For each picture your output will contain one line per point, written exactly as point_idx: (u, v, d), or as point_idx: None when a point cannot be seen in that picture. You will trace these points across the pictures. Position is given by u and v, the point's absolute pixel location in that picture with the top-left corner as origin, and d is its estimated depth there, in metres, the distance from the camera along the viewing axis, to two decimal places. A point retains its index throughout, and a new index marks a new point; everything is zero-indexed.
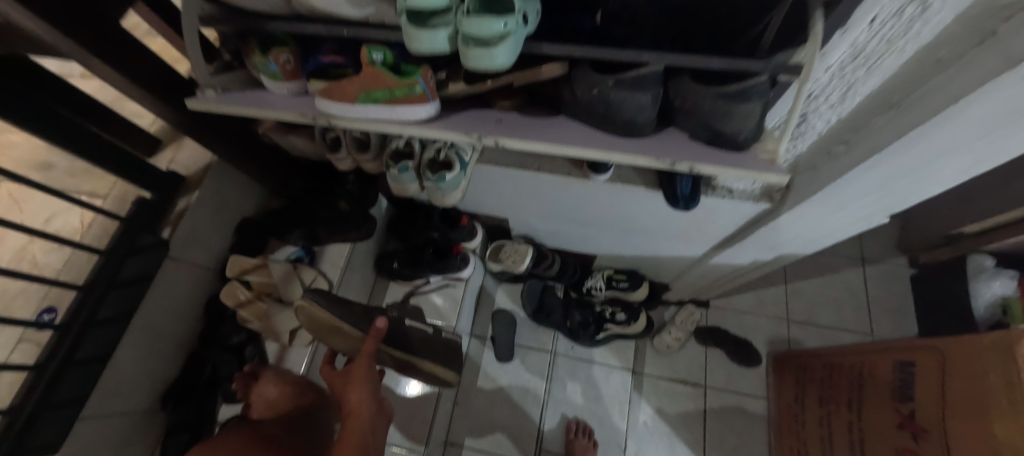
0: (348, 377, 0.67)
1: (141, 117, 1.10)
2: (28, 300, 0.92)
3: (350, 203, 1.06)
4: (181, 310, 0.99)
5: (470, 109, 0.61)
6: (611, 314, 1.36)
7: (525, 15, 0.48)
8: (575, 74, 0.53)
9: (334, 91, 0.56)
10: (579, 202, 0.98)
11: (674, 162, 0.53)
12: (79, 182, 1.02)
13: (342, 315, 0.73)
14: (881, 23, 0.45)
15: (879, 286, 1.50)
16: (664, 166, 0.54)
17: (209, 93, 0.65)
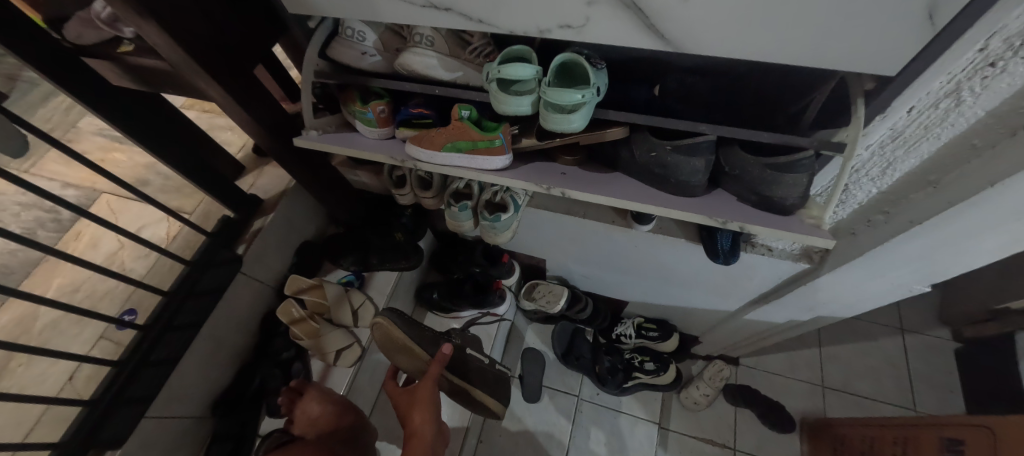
0: (412, 397, 0.72)
1: (230, 145, 1.24)
2: (113, 301, 1.02)
3: (405, 234, 1.16)
4: (243, 322, 1.06)
5: (536, 162, 0.69)
6: (640, 363, 1.37)
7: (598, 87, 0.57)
8: (635, 137, 0.61)
9: (423, 140, 0.65)
10: (619, 249, 1.03)
11: (725, 221, 0.58)
12: (170, 198, 1.15)
13: (413, 336, 0.79)
14: (918, 112, 0.51)
15: (920, 359, 1.45)
16: (715, 224, 0.60)
17: (311, 134, 0.75)
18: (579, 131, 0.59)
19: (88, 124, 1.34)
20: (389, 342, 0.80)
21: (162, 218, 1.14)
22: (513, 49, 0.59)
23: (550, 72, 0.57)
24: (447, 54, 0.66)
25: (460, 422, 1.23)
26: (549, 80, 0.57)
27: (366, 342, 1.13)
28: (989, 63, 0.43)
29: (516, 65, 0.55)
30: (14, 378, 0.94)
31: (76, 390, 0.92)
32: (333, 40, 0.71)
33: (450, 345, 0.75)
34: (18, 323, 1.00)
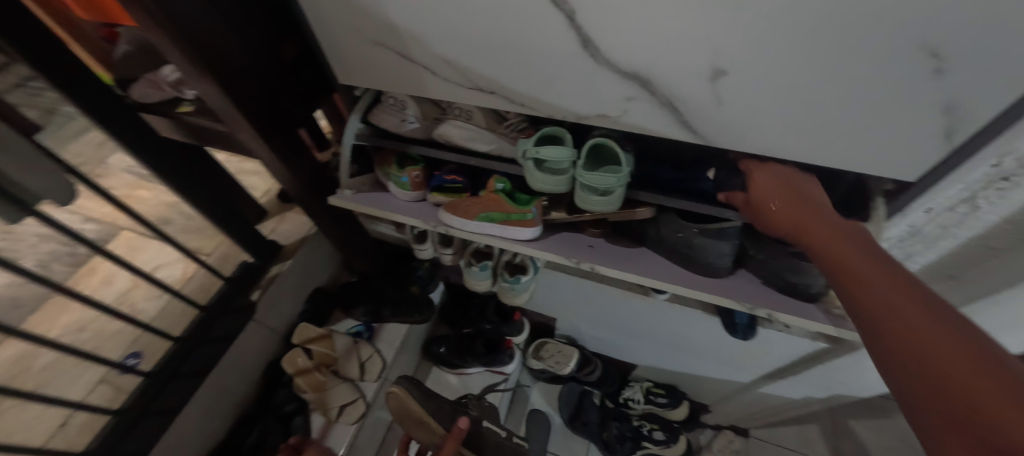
0: None
1: (255, 189, 1.27)
2: (119, 342, 0.99)
3: (419, 288, 1.17)
4: (248, 370, 1.04)
5: (564, 232, 0.71)
6: (649, 431, 1.33)
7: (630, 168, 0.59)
8: (662, 217, 0.64)
9: (458, 208, 0.68)
10: (634, 314, 1.03)
11: (752, 307, 0.60)
12: (190, 239, 1.17)
13: (429, 409, 0.85)
14: (936, 213, 0.54)
15: None
16: (742, 308, 0.61)
17: (346, 192, 0.80)
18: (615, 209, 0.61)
19: (117, 160, 1.37)
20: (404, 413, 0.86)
21: (179, 258, 1.14)
22: (547, 130, 0.63)
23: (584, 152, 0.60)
24: (486, 127, 0.69)
25: None
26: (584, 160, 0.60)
27: (371, 398, 1.07)
28: (1002, 178, 0.46)
29: (553, 148, 0.58)
30: (5, 421, 0.90)
31: (67, 437, 0.88)
32: (376, 107, 0.75)
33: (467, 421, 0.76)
34: (18, 361, 0.97)
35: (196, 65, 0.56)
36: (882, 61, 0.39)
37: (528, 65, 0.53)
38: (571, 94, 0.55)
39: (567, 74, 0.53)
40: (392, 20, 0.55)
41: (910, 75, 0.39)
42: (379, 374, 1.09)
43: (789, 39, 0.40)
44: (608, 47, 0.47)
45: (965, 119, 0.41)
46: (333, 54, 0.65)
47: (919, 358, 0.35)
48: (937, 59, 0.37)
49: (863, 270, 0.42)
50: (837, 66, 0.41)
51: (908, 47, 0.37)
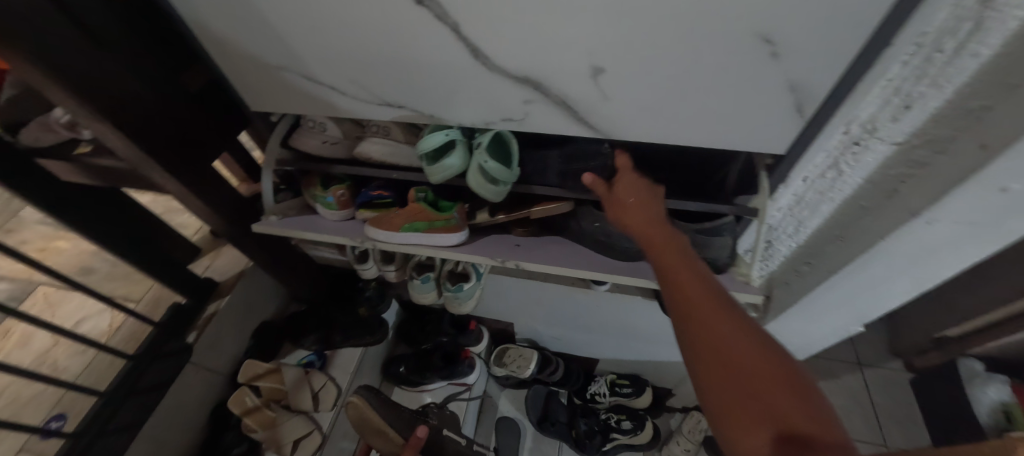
0: None
1: (186, 227, 1.22)
2: (39, 406, 0.91)
3: (367, 309, 1.14)
4: (189, 417, 0.98)
5: (492, 235, 0.73)
6: (617, 422, 1.36)
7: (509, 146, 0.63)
8: (580, 210, 0.67)
9: (383, 221, 0.69)
10: (583, 309, 1.05)
11: None
12: (117, 287, 1.10)
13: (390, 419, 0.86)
14: (810, 181, 0.63)
15: (881, 392, 1.37)
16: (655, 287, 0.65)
17: (272, 218, 0.78)
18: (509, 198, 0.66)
19: (30, 212, 1.27)
20: (364, 424, 0.86)
21: (105, 308, 1.07)
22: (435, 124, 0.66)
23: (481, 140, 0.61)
24: (404, 141, 0.71)
25: None
26: (481, 147, 0.61)
27: (327, 429, 1.04)
28: (856, 142, 0.54)
29: (432, 136, 0.61)
30: None
31: None
32: (296, 131, 0.75)
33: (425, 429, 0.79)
34: None
35: (82, 104, 0.54)
36: (729, 51, 0.44)
37: (426, 75, 0.55)
38: (475, 101, 0.57)
39: (464, 83, 0.55)
40: (290, 44, 0.56)
41: (755, 60, 0.44)
42: (334, 403, 1.07)
43: (648, 32, 0.44)
44: (496, 54, 0.50)
45: (808, 93, 0.46)
46: (238, 81, 0.65)
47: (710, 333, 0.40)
48: (770, 44, 0.42)
49: (701, 304, 0.43)
50: (694, 56, 0.45)
51: (748, 35, 0.42)
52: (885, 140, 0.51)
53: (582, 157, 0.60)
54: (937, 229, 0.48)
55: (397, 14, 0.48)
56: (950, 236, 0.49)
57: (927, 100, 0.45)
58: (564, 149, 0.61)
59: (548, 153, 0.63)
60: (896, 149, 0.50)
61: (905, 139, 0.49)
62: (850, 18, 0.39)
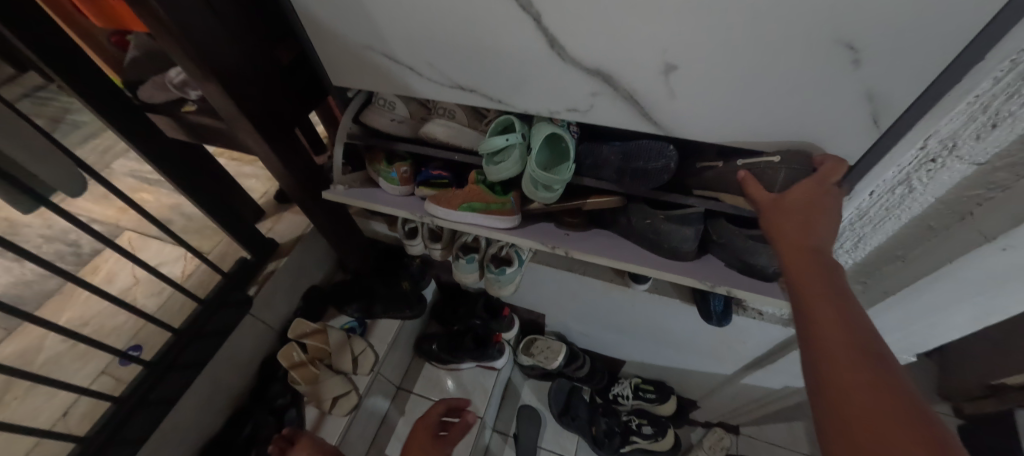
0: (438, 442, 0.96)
1: (253, 191, 1.31)
2: (121, 335, 1.02)
3: (411, 283, 1.22)
4: (244, 362, 1.07)
5: (541, 222, 0.75)
6: (637, 426, 1.37)
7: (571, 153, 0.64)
8: (631, 205, 0.68)
9: (442, 200, 0.73)
10: (619, 308, 1.05)
11: (713, 285, 0.65)
12: (192, 238, 1.20)
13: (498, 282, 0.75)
14: (878, 196, 0.58)
15: None
16: (703, 287, 0.67)
17: (339, 188, 0.85)
18: (559, 198, 0.68)
19: (120, 163, 1.40)
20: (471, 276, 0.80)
21: (180, 256, 1.17)
22: (499, 120, 0.67)
23: (533, 147, 0.63)
24: (467, 125, 0.74)
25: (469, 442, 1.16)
26: (532, 158, 0.64)
27: (363, 390, 1.11)
28: (931, 160, 0.51)
29: (492, 140, 0.63)
30: (7, 412, 0.90)
31: (69, 426, 0.88)
32: (366, 108, 0.80)
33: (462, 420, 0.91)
34: (23, 354, 0.99)
35: (200, 64, 0.61)
36: (807, 57, 0.44)
37: (502, 64, 0.59)
38: (544, 91, 0.60)
39: (537, 73, 0.58)
40: (381, 27, 0.60)
41: (835, 67, 0.44)
42: (371, 368, 1.13)
43: (728, 33, 0.45)
44: (573, 47, 0.52)
45: (886, 104, 0.46)
46: (326, 56, 0.70)
47: (841, 373, 0.40)
48: (853, 51, 0.42)
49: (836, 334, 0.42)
50: (774, 60, 0.46)
51: (828, 42, 0.42)
52: (964, 159, 0.49)
53: (642, 153, 0.61)
54: (1009, 256, 0.50)
55: (483, 5, 0.51)
56: (1016, 265, 0.51)
57: (1017, 119, 0.44)
58: (623, 146, 0.62)
59: (607, 147, 0.64)
60: (977, 169, 0.49)
61: (986, 160, 0.48)
62: (939, 30, 0.39)
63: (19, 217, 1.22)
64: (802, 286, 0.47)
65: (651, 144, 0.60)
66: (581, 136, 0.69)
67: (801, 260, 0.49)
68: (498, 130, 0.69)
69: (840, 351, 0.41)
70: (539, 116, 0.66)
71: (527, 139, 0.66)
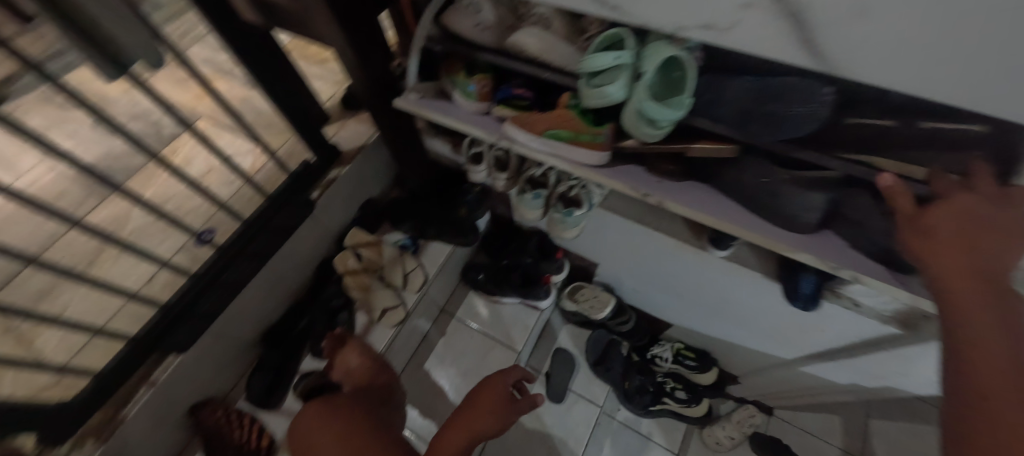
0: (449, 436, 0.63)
1: (321, 93, 1.28)
2: (196, 217, 1.07)
3: (467, 211, 1.16)
4: (303, 260, 1.11)
5: (630, 165, 0.66)
6: (671, 389, 1.33)
7: (690, 86, 0.52)
8: (747, 159, 0.56)
9: (525, 122, 0.67)
10: (684, 270, 0.98)
11: (837, 266, 0.55)
12: (261, 133, 1.20)
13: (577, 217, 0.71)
14: None
15: None
16: (824, 267, 0.57)
17: (412, 96, 0.79)
18: (662, 139, 0.58)
19: (197, 49, 1.39)
20: None
21: (250, 149, 1.19)
22: (609, 34, 0.56)
23: (646, 72, 0.52)
24: (562, 37, 0.63)
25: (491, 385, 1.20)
26: (644, 83, 0.52)
27: (410, 306, 1.14)
28: None
29: (599, 56, 0.53)
30: (104, 269, 0.99)
31: (153, 292, 0.96)
32: (449, 8, 0.71)
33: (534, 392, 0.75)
34: (115, 220, 1.07)
35: None
36: None
37: None
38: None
39: None
40: None
41: None
42: (419, 287, 1.15)
43: None
44: None
45: None
46: None
47: (980, 398, 0.33)
48: None
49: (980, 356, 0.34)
50: None
51: None
52: None
53: (783, 94, 0.48)
54: None
55: None
56: None
57: None
58: (759, 82, 0.50)
59: (736, 82, 0.51)
60: None
61: None
62: None
63: (109, 91, 1.26)
64: (953, 297, 0.38)
65: (801, 83, 0.47)
66: (704, 65, 0.56)
67: (973, 279, 0.38)
68: (603, 46, 0.57)
69: (984, 380, 0.33)
70: (658, 32, 0.54)
71: (639, 62, 0.54)
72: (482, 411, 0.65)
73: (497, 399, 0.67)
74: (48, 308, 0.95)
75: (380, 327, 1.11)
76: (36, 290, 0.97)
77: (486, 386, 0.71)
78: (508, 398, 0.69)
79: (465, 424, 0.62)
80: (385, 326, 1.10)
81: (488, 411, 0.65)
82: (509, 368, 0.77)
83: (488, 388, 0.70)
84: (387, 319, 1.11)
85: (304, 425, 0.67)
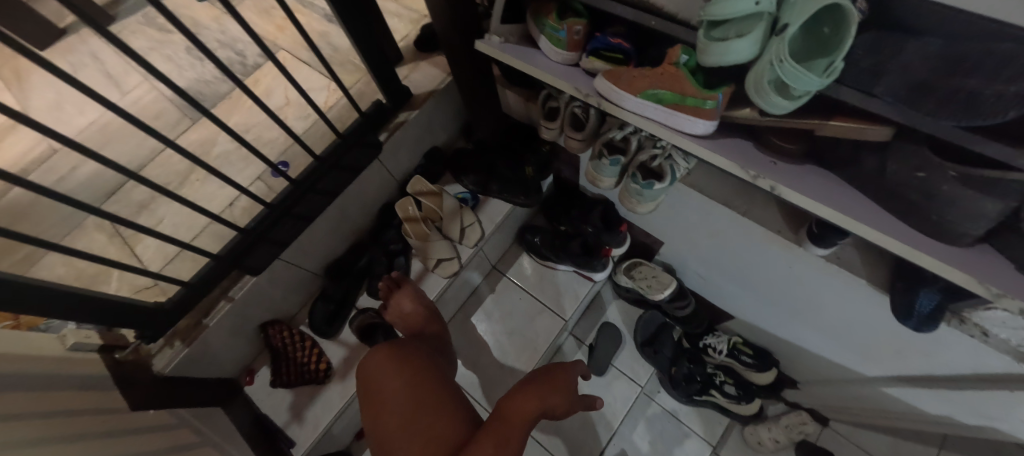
0: (510, 401, 0.60)
1: (396, 32, 1.24)
2: (273, 148, 1.10)
3: (534, 171, 1.13)
4: (367, 201, 1.13)
5: (734, 139, 0.59)
6: (719, 382, 1.28)
7: (845, 50, 0.40)
8: (897, 145, 0.46)
9: (622, 79, 0.58)
10: (766, 263, 0.89)
11: (998, 292, 0.44)
12: (337, 69, 1.20)
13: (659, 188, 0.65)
14: None
15: None
16: (981, 292, 0.46)
17: (494, 39, 0.72)
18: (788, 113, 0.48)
19: None
20: None
21: (325, 86, 1.19)
22: None
23: (787, 28, 0.41)
24: None
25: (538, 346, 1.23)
26: (782, 41, 0.42)
27: (465, 260, 1.15)
28: None
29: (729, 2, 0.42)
30: (193, 189, 1.07)
31: (233, 215, 1.02)
32: None
33: (589, 397, 0.73)
34: (202, 144, 1.14)
35: None
36: None
37: None
38: None
39: None
40: None
41: None
42: (475, 242, 1.14)
43: None
44: None
45: None
46: None
47: None
48: None
49: None
50: None
51: None
52: None
53: (992, 64, 0.36)
54: None
55: None
56: None
57: None
58: (948, 44, 0.38)
59: (922, 42, 0.40)
60: None
61: None
62: None
63: (202, 17, 1.30)
64: None
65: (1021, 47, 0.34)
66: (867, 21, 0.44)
67: None
68: None
69: None
70: None
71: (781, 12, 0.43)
72: (557, 389, 0.64)
73: (566, 385, 0.67)
74: (147, 219, 1.05)
75: (434, 275, 1.13)
76: (137, 201, 1.06)
77: (556, 367, 0.70)
78: (574, 389, 0.69)
79: (544, 392, 0.62)
80: (440, 275, 1.12)
81: (560, 392, 0.65)
82: (572, 363, 0.76)
83: (554, 374, 0.68)
84: (441, 269, 1.12)
85: (372, 367, 0.65)
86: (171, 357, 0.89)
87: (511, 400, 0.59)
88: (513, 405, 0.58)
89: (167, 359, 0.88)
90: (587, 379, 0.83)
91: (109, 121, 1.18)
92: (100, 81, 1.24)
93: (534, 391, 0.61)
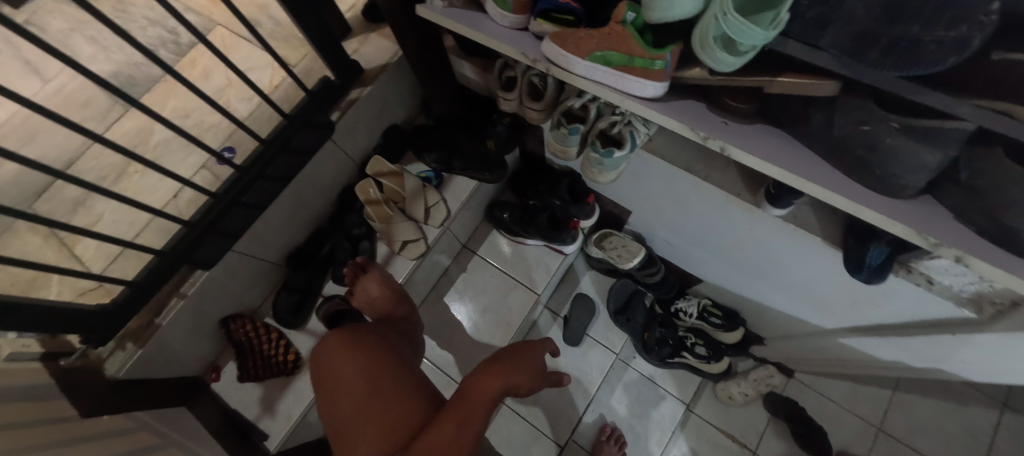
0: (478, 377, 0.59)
1: (342, 3, 1.16)
2: (216, 134, 1.03)
3: (496, 145, 1.09)
4: (324, 186, 1.08)
5: (685, 100, 0.58)
6: (691, 344, 1.32)
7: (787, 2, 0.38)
8: (844, 101, 0.46)
9: (568, 41, 0.55)
10: (728, 226, 0.90)
11: (937, 242, 0.45)
12: (279, 46, 1.12)
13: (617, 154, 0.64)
14: None
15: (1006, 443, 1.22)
16: (920, 242, 0.47)
17: (437, 4, 0.69)
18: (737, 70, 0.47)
19: None
20: None
21: (268, 64, 1.11)
22: None
23: None
24: None
25: (511, 323, 1.22)
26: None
27: (431, 241, 1.12)
28: None
29: None
30: (132, 182, 1.00)
31: (178, 208, 0.96)
32: None
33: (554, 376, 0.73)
34: (138, 133, 1.05)
35: None
36: None
37: None
38: None
39: None
40: None
41: None
42: (442, 222, 1.11)
43: None
44: None
45: None
46: None
47: None
48: None
49: None
50: None
51: None
52: None
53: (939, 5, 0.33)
54: None
55: None
56: None
57: None
58: None
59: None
60: None
61: None
62: None
63: None
64: None
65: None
66: None
67: None
68: None
69: None
70: None
71: None
72: (522, 367, 0.64)
73: (532, 363, 0.67)
74: (83, 217, 0.98)
75: (400, 258, 1.10)
76: (71, 199, 0.99)
77: (523, 347, 0.69)
78: (540, 367, 0.69)
79: (508, 370, 0.61)
80: (406, 257, 1.09)
81: (525, 370, 0.64)
82: (539, 342, 0.76)
83: (520, 353, 0.67)
84: (408, 251, 1.09)
85: (323, 361, 0.63)
86: (124, 360, 0.84)
87: (480, 377, 0.58)
88: (479, 383, 0.57)
89: (120, 362, 0.84)
90: (556, 355, 0.83)
91: (29, 113, 1.08)
92: (15, 68, 1.12)
93: (502, 368, 0.60)
